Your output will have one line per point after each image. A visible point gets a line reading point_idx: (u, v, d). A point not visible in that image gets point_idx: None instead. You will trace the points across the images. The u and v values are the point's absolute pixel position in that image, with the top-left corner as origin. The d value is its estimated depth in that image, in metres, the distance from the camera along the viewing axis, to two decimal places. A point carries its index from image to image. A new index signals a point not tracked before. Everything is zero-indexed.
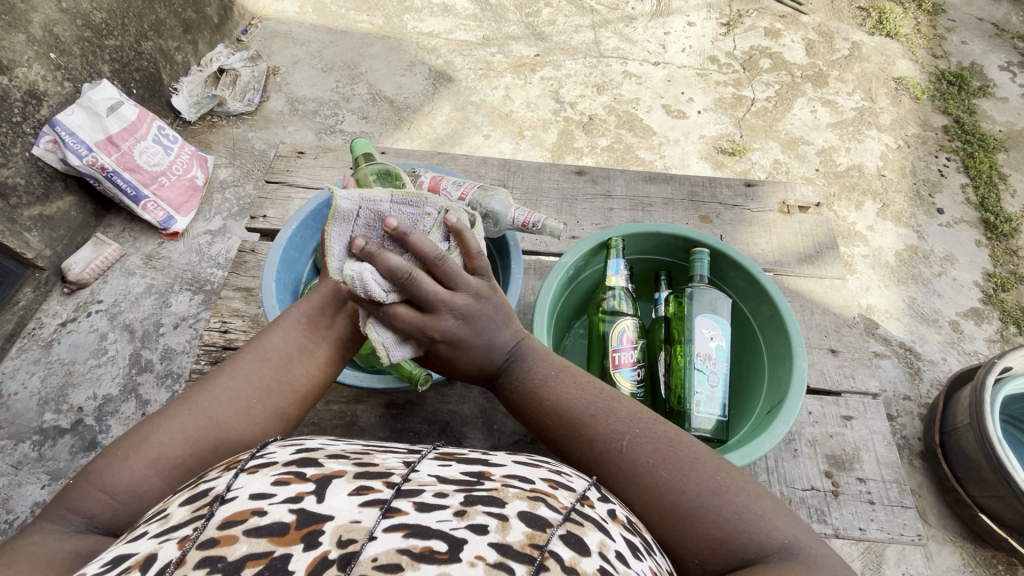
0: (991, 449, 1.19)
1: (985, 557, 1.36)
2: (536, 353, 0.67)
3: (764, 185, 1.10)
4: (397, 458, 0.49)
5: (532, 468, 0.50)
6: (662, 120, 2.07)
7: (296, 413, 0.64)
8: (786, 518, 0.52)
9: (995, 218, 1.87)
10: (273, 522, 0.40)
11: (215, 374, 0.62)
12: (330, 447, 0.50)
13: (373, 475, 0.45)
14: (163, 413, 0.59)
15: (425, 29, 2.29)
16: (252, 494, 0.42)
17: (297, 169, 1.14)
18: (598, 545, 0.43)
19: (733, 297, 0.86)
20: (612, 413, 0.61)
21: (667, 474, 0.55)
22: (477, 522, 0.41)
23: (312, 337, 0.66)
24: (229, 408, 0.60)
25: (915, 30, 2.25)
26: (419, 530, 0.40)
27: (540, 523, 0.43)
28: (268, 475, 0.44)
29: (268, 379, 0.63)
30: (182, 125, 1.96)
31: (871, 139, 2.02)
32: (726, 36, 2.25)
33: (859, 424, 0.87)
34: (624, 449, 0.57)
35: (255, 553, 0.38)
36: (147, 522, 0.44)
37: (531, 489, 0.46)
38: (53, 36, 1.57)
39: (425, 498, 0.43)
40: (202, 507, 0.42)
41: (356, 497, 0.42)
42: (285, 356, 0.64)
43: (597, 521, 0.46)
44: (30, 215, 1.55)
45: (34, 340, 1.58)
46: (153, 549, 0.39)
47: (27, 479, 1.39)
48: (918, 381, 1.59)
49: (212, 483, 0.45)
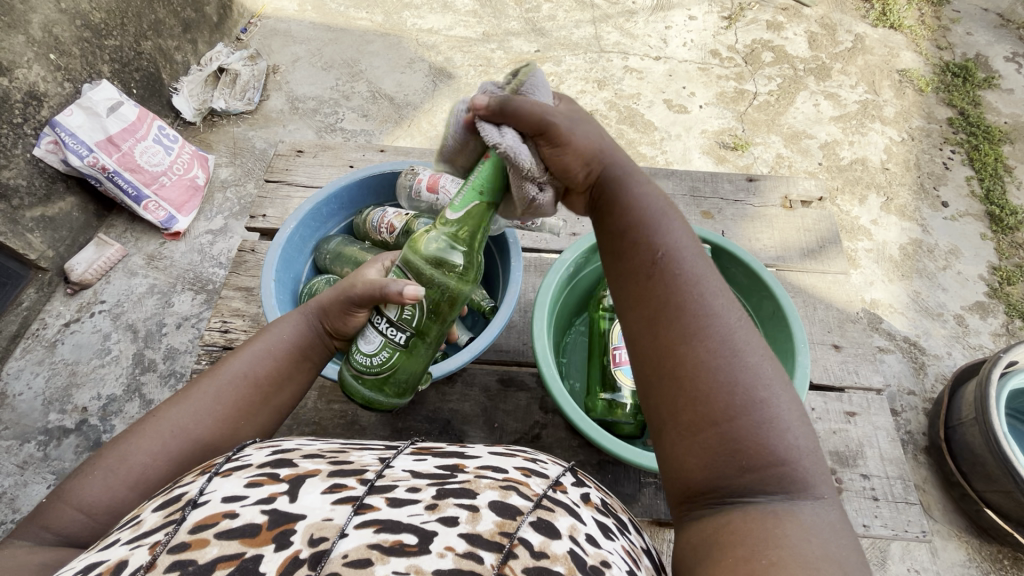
0: (997, 444, 1.18)
1: (990, 552, 1.35)
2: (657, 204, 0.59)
3: (765, 179, 1.10)
4: (374, 455, 0.49)
5: (505, 459, 0.50)
6: (664, 115, 2.05)
7: (275, 427, 0.67)
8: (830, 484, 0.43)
9: (1001, 211, 1.85)
10: (245, 524, 0.39)
11: (195, 391, 0.62)
12: (306, 447, 0.50)
13: (347, 472, 0.45)
14: (142, 433, 0.58)
15: (424, 25, 2.28)
16: (225, 497, 0.42)
17: (297, 168, 1.14)
18: (568, 529, 0.43)
19: (735, 294, 0.86)
20: (723, 286, 0.51)
21: (748, 374, 0.45)
22: (448, 515, 0.41)
23: (298, 363, 0.68)
24: (215, 427, 0.60)
25: (919, 21, 2.23)
26: (390, 525, 0.40)
27: (510, 511, 0.42)
28: (242, 477, 0.44)
29: (255, 399, 0.64)
30: (182, 125, 1.96)
31: (875, 132, 2.01)
32: (728, 29, 2.23)
33: (862, 420, 0.86)
34: (726, 327, 0.48)
35: (226, 555, 0.37)
36: (119, 529, 0.44)
37: (504, 478, 0.46)
38: (53, 37, 1.57)
39: (397, 493, 0.43)
40: (175, 512, 0.42)
41: (328, 494, 0.42)
42: (270, 379, 0.65)
43: (569, 506, 0.45)
44: (31, 215, 1.55)
45: (37, 341, 1.58)
46: (124, 556, 0.39)
47: (33, 479, 1.40)
48: (923, 375, 1.59)
49: (186, 488, 0.45)
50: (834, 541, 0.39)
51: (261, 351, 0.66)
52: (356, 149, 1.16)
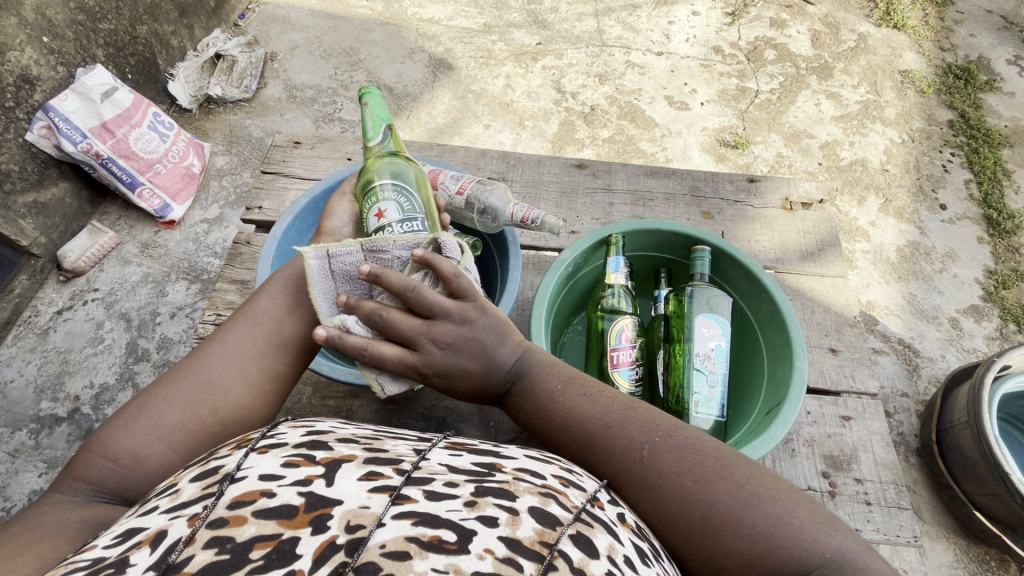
0: (987, 448, 1.19)
1: (977, 553, 1.37)
2: (544, 366, 0.65)
3: (766, 180, 1.09)
4: (408, 445, 0.48)
5: (543, 465, 0.49)
6: (665, 111, 2.04)
7: (290, 371, 0.65)
8: (854, 543, 0.51)
9: (999, 215, 1.85)
10: (282, 504, 0.39)
11: (206, 343, 0.63)
12: (340, 431, 0.49)
13: (384, 460, 0.44)
14: (161, 384, 0.60)
15: (425, 15, 2.26)
16: (262, 475, 0.41)
17: (294, 160, 1.13)
18: (607, 548, 0.43)
19: (734, 296, 0.86)
20: (630, 427, 0.59)
21: (701, 489, 0.53)
22: (487, 514, 0.40)
23: (299, 297, 0.67)
24: (224, 373, 0.60)
25: (923, 21, 2.22)
26: (428, 518, 0.39)
27: (550, 521, 0.42)
28: (278, 456, 0.43)
29: (260, 343, 0.63)
30: (178, 112, 1.94)
31: (875, 133, 2.00)
32: (731, 26, 2.22)
33: (857, 424, 0.86)
34: (652, 466, 0.56)
35: (264, 535, 0.37)
36: (158, 496, 0.43)
37: (542, 485, 0.45)
38: (46, 19, 1.54)
39: (435, 487, 0.42)
40: (212, 485, 0.41)
41: (365, 482, 0.41)
42: (273, 320, 0.65)
43: (607, 523, 0.45)
44: (24, 201, 1.53)
45: (30, 328, 1.57)
46: (164, 526, 0.38)
47: (25, 467, 1.39)
48: (916, 377, 1.59)
49: (222, 461, 0.44)
50: None
51: (263, 296, 0.66)
52: (354, 141, 1.14)
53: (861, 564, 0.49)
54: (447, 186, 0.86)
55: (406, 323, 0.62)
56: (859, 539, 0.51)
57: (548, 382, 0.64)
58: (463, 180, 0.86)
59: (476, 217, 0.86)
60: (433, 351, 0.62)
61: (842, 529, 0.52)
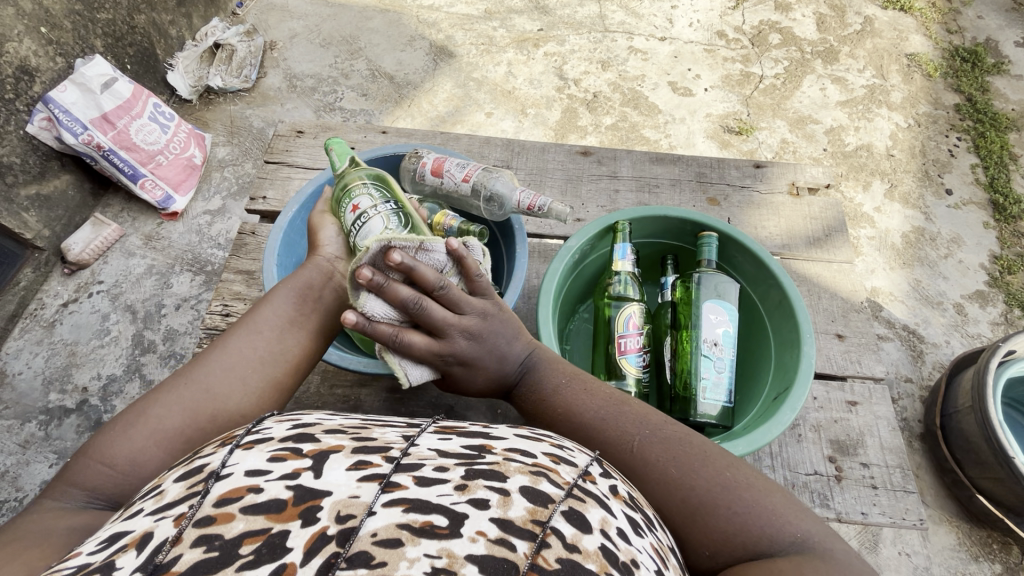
0: (992, 433, 1.19)
1: (981, 536, 1.37)
2: (547, 362, 0.69)
3: (773, 166, 1.08)
4: (397, 432, 0.48)
5: (533, 443, 0.49)
6: (669, 97, 2.02)
7: (290, 381, 0.65)
8: (827, 531, 0.51)
9: (1005, 200, 1.84)
10: (269, 499, 0.39)
11: (208, 350, 0.63)
12: (328, 422, 0.49)
13: (372, 449, 0.44)
14: (161, 391, 0.60)
15: (425, 2, 2.23)
16: (248, 471, 0.41)
17: (297, 149, 1.12)
18: (600, 521, 0.43)
19: (741, 283, 0.85)
20: (624, 418, 0.61)
21: (683, 474, 0.55)
22: (478, 497, 0.41)
23: (302, 307, 0.68)
24: (225, 381, 0.61)
25: (930, 3, 2.19)
26: (418, 505, 0.39)
27: (542, 498, 0.42)
28: (264, 451, 0.43)
29: (263, 351, 0.64)
30: (178, 102, 1.93)
31: (881, 118, 1.98)
32: (736, 10, 2.19)
33: (864, 409, 0.86)
34: (639, 452, 0.58)
35: (253, 530, 0.37)
36: (142, 499, 0.43)
37: (532, 463, 0.45)
38: (43, 9, 1.53)
39: (424, 473, 0.42)
40: (197, 484, 0.41)
41: (354, 472, 0.42)
42: (276, 329, 0.65)
43: (600, 497, 0.45)
44: (26, 194, 1.53)
45: (36, 321, 1.57)
46: (149, 528, 0.39)
47: (35, 458, 1.40)
48: (921, 363, 1.59)
49: (207, 460, 0.44)
50: (813, 556, 0.48)
51: (266, 305, 0.67)
52: (357, 130, 1.13)
53: (829, 548, 0.50)
54: (454, 173, 0.86)
55: (438, 313, 0.65)
56: (832, 529, 0.52)
57: (551, 378, 0.68)
58: (469, 169, 0.87)
59: (481, 205, 0.86)
60: (458, 339, 0.66)
61: (816, 519, 0.52)
